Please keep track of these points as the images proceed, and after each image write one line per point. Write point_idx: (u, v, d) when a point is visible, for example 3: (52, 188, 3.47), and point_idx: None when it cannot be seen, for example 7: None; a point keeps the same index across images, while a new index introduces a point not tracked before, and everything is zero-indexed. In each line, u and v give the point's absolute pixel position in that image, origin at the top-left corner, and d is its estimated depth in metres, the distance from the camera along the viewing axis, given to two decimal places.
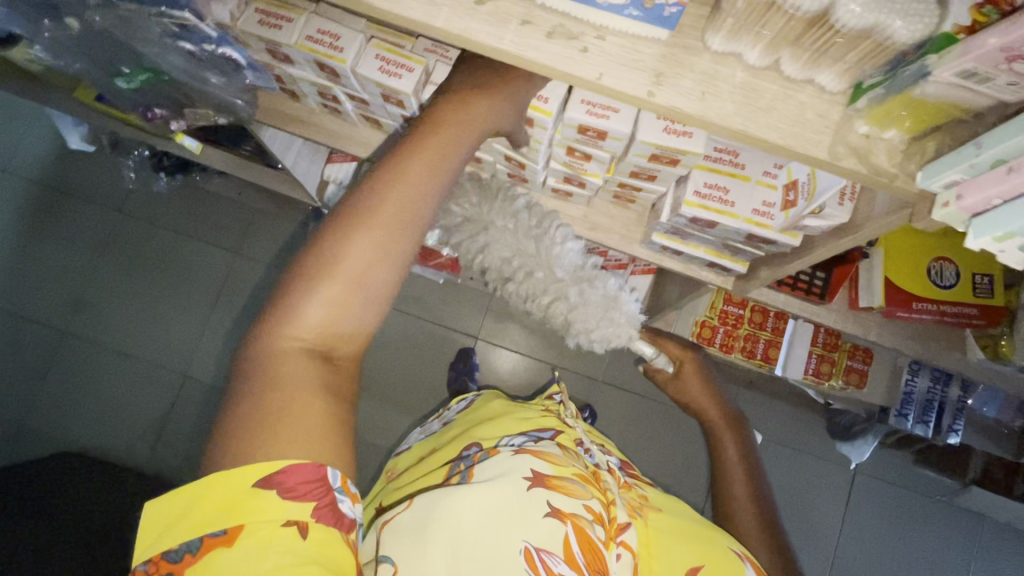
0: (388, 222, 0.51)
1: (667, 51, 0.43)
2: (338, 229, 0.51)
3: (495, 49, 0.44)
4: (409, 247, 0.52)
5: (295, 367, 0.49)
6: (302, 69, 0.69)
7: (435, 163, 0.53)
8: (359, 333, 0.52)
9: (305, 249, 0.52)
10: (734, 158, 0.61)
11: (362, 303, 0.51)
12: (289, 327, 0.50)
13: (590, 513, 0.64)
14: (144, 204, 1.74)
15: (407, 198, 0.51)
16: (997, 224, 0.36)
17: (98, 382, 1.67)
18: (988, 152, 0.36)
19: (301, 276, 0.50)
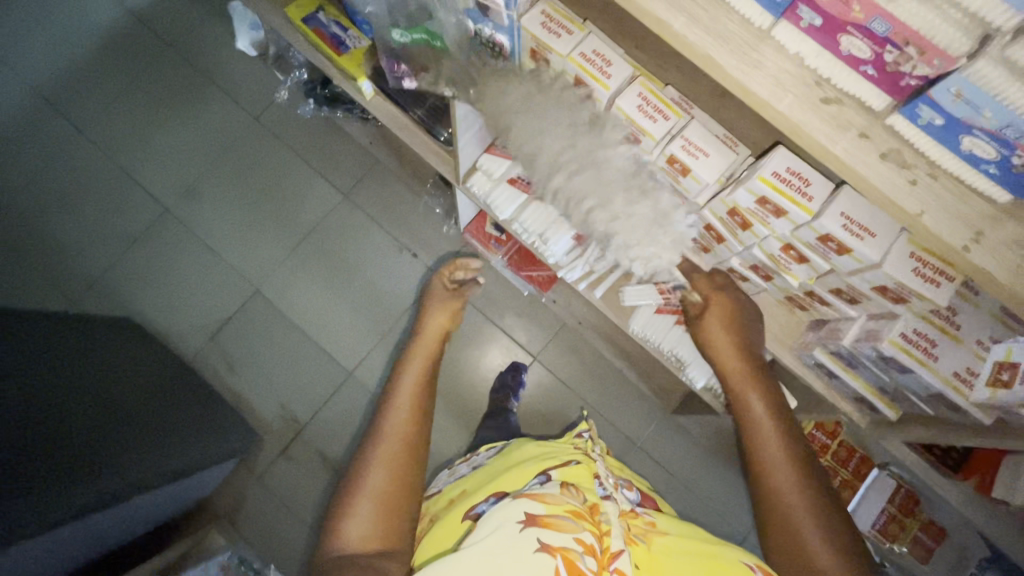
0: (396, 438, 0.75)
1: (995, 213, 0.42)
2: (364, 456, 0.73)
3: (823, 150, 0.44)
4: (414, 443, 0.75)
5: (353, 550, 0.65)
6: (553, 77, 0.71)
7: (419, 381, 0.85)
8: (395, 528, 0.68)
9: (335, 499, 0.71)
10: (952, 316, 0.60)
11: (399, 486, 0.71)
12: (337, 530, 0.67)
13: (582, 545, 0.61)
14: (281, 121, 1.78)
15: (404, 402, 0.80)
16: None
17: (179, 267, 1.72)
18: None
19: (339, 503, 0.69)
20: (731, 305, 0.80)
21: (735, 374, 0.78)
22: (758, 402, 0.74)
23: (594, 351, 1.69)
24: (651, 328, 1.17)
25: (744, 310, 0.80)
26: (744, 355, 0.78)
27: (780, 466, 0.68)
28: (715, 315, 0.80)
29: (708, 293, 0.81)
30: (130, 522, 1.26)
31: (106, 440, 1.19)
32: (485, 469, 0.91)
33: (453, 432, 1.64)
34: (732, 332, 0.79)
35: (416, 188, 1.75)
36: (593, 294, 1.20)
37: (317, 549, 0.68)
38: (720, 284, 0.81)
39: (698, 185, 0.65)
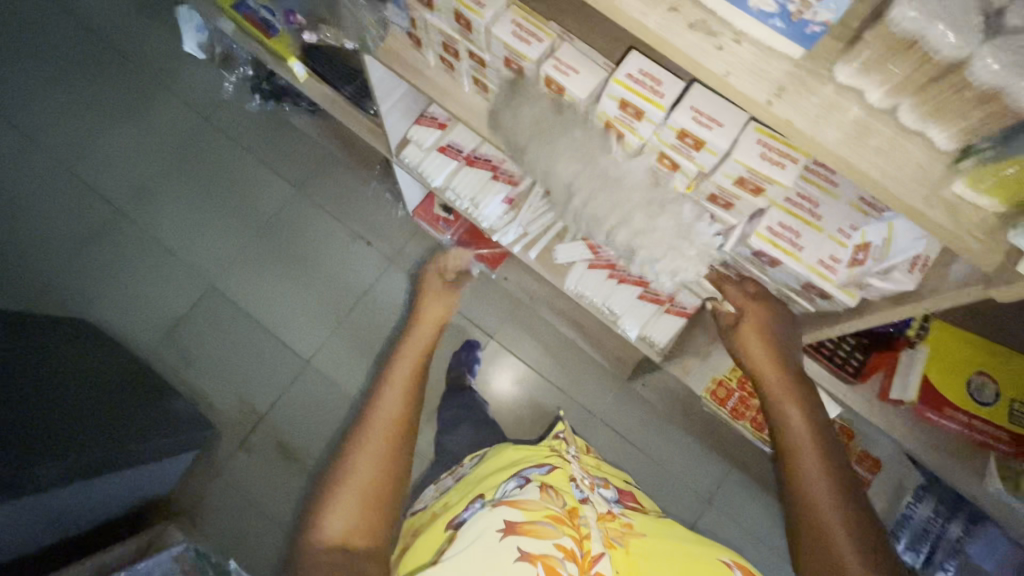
0: (383, 432, 0.73)
1: (795, 70, 0.46)
2: (353, 443, 0.72)
3: (639, 24, 0.47)
4: (402, 443, 0.74)
5: (329, 555, 0.62)
6: (438, 17, 0.74)
7: (410, 377, 0.83)
8: (374, 526, 0.66)
9: (320, 484, 0.70)
10: (814, 209, 0.62)
11: (381, 476, 0.69)
12: (318, 533, 0.65)
13: (563, 551, 0.61)
14: (231, 119, 1.80)
15: (392, 410, 0.76)
16: None
17: (133, 269, 1.72)
18: None
19: (323, 495, 0.68)
20: (766, 314, 0.74)
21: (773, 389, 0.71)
22: (796, 414, 0.68)
23: (548, 325, 1.68)
24: (584, 285, 1.20)
25: (779, 321, 0.74)
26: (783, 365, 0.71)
27: (818, 490, 0.63)
28: (750, 328, 0.74)
29: (743, 305, 0.75)
30: (87, 508, 1.26)
31: (58, 423, 1.20)
32: (460, 484, 0.88)
33: None
34: (768, 344, 0.73)
35: (365, 176, 1.77)
36: (528, 256, 1.23)
37: (295, 549, 0.65)
38: (753, 294, 0.75)
39: (573, 102, 0.69)
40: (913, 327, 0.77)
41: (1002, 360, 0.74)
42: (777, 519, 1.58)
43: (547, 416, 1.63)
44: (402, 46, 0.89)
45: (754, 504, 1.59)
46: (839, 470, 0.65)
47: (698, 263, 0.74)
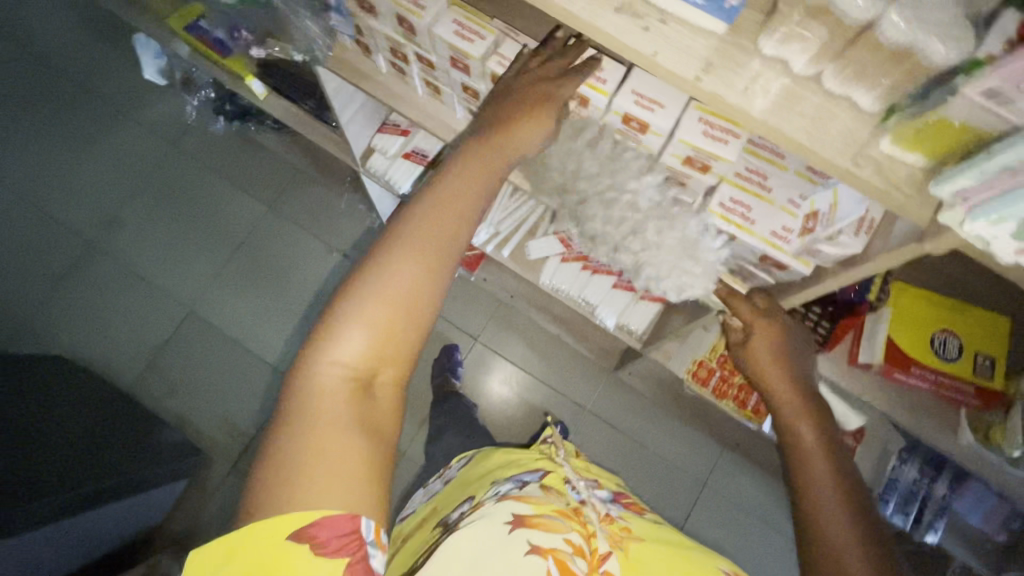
0: (428, 250, 0.55)
1: (721, 45, 0.47)
2: (394, 241, 0.55)
3: (566, 11, 0.48)
4: (450, 269, 0.56)
5: (334, 397, 0.52)
6: (382, 22, 0.74)
7: (484, 172, 0.59)
8: (399, 359, 0.55)
9: (359, 269, 0.55)
10: (763, 181, 0.63)
11: (403, 314, 0.54)
12: (331, 356, 0.53)
13: (572, 546, 0.56)
14: (198, 143, 1.79)
15: (447, 218, 0.56)
16: (993, 208, 0.38)
17: (110, 300, 1.69)
18: (996, 157, 0.37)
19: (347, 296, 0.54)
20: (776, 333, 0.75)
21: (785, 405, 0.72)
22: (809, 431, 0.68)
23: (531, 323, 1.68)
24: (559, 279, 1.21)
25: (790, 342, 0.76)
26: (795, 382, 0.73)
27: (829, 499, 0.62)
28: (760, 345, 0.75)
29: (752, 322, 0.77)
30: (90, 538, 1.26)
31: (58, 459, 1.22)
32: (448, 490, 0.83)
33: (401, 423, 1.61)
34: (780, 364, 0.74)
35: (336, 189, 1.76)
36: (501, 254, 1.22)
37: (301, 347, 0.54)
38: (763, 310, 0.76)
39: None
40: (873, 289, 0.80)
41: (968, 316, 0.75)
42: (773, 495, 1.59)
43: (535, 415, 1.63)
44: (352, 55, 0.89)
45: (750, 482, 1.60)
46: (854, 487, 0.63)
47: (704, 279, 0.76)
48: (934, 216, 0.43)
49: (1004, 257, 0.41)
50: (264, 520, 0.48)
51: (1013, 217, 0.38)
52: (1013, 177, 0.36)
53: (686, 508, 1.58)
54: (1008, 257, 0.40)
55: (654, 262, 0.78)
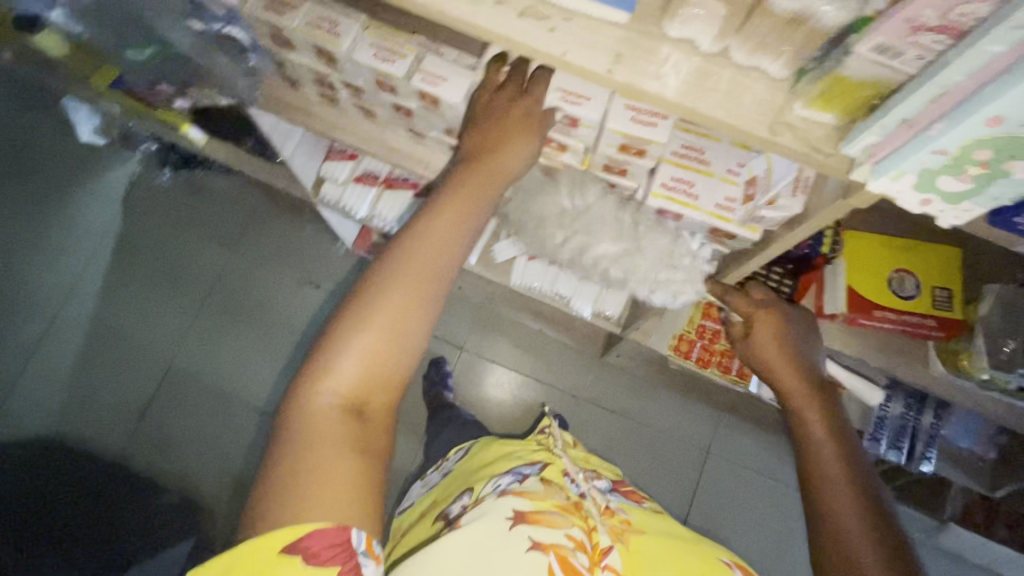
0: (416, 277, 0.55)
1: (628, 35, 0.47)
2: (384, 270, 0.55)
3: (471, 24, 0.48)
4: (438, 293, 0.56)
5: (331, 423, 0.53)
6: (302, 55, 0.73)
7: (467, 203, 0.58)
8: (391, 385, 0.55)
9: (349, 297, 0.55)
10: (701, 155, 0.64)
11: (395, 342, 0.54)
12: (326, 382, 0.53)
13: (574, 541, 0.56)
14: (145, 198, 1.72)
15: (436, 243, 0.56)
16: (893, 164, 0.40)
17: (81, 372, 1.59)
18: (893, 112, 0.38)
19: (338, 327, 0.54)
20: (774, 326, 0.76)
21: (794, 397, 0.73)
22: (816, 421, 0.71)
23: (512, 323, 1.68)
24: (529, 277, 1.21)
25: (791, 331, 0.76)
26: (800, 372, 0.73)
27: (838, 491, 0.66)
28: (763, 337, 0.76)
29: (753, 313, 0.78)
30: None
31: None
32: (447, 481, 0.80)
33: (401, 444, 1.60)
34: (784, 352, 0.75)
35: (297, 222, 1.70)
36: (469, 262, 1.20)
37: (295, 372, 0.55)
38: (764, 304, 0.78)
39: (451, 107, 0.69)
40: (826, 243, 0.78)
41: (913, 255, 0.78)
42: (774, 450, 1.62)
43: (531, 413, 1.63)
44: (279, 89, 0.87)
45: (750, 442, 1.62)
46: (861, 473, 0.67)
47: (692, 283, 0.82)
48: (848, 173, 0.44)
49: (908, 205, 0.43)
50: (250, 540, 0.48)
51: (910, 171, 0.40)
52: (909, 129, 0.38)
53: (693, 477, 1.60)
54: (912, 207, 0.43)
55: (638, 274, 0.87)
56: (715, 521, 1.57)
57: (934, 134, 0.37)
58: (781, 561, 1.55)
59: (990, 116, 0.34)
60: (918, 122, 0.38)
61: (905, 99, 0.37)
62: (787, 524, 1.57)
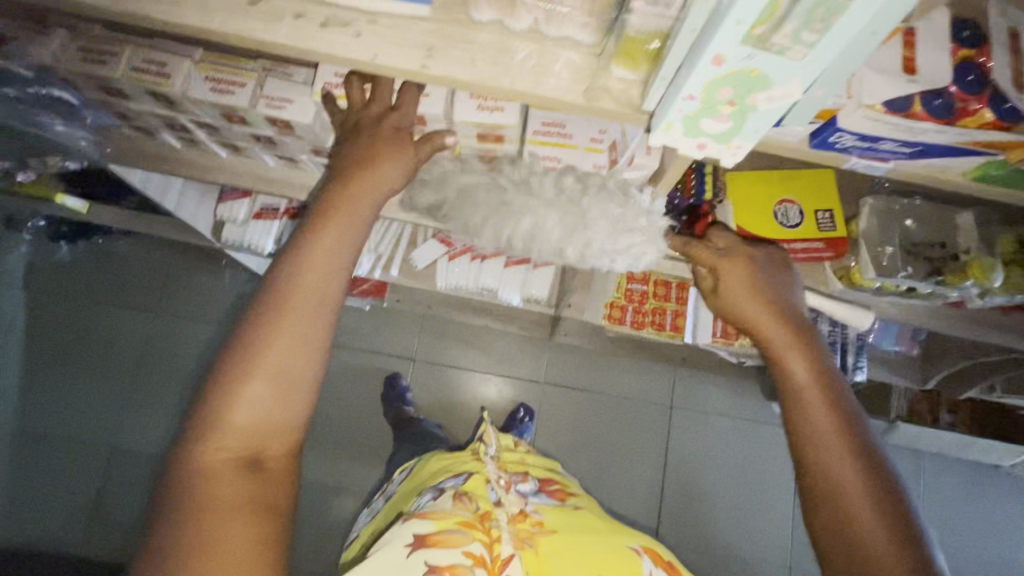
0: (302, 311, 0.51)
1: (436, 27, 0.46)
2: (265, 307, 0.51)
3: (275, 44, 0.46)
4: (328, 327, 0.53)
5: (226, 481, 0.49)
6: (139, 102, 0.69)
7: (347, 225, 0.54)
8: (291, 430, 0.52)
9: (232, 338, 0.51)
10: (562, 129, 0.64)
11: (286, 385, 0.51)
12: (216, 438, 0.49)
13: (472, 558, 0.58)
14: (46, 277, 1.61)
15: (315, 278, 0.52)
16: (660, 117, 0.41)
17: (15, 476, 1.48)
18: (661, 64, 0.38)
19: (222, 373, 0.50)
20: (747, 274, 0.72)
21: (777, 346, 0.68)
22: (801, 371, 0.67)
23: (459, 324, 1.67)
24: (454, 278, 1.19)
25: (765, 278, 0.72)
26: (780, 322, 0.69)
27: (828, 441, 0.63)
28: (738, 290, 0.71)
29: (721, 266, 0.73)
30: None
31: None
32: (389, 504, 0.81)
33: (371, 470, 1.56)
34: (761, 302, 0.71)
35: (214, 269, 1.61)
36: (390, 275, 1.20)
37: (184, 426, 0.51)
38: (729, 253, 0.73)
39: (306, 129, 0.67)
40: (710, 186, 0.79)
41: (790, 184, 0.81)
42: (734, 390, 1.67)
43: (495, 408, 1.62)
44: (135, 140, 0.82)
45: (708, 388, 1.67)
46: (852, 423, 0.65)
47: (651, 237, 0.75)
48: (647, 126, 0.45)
49: (695, 153, 0.45)
50: None
51: (676, 121, 0.41)
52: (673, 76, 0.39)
53: (662, 433, 1.64)
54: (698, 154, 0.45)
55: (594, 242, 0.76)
56: (690, 470, 1.61)
57: (681, 82, 0.37)
58: (757, 493, 1.61)
59: (716, 55, 0.34)
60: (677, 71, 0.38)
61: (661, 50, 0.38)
62: (757, 458, 1.63)
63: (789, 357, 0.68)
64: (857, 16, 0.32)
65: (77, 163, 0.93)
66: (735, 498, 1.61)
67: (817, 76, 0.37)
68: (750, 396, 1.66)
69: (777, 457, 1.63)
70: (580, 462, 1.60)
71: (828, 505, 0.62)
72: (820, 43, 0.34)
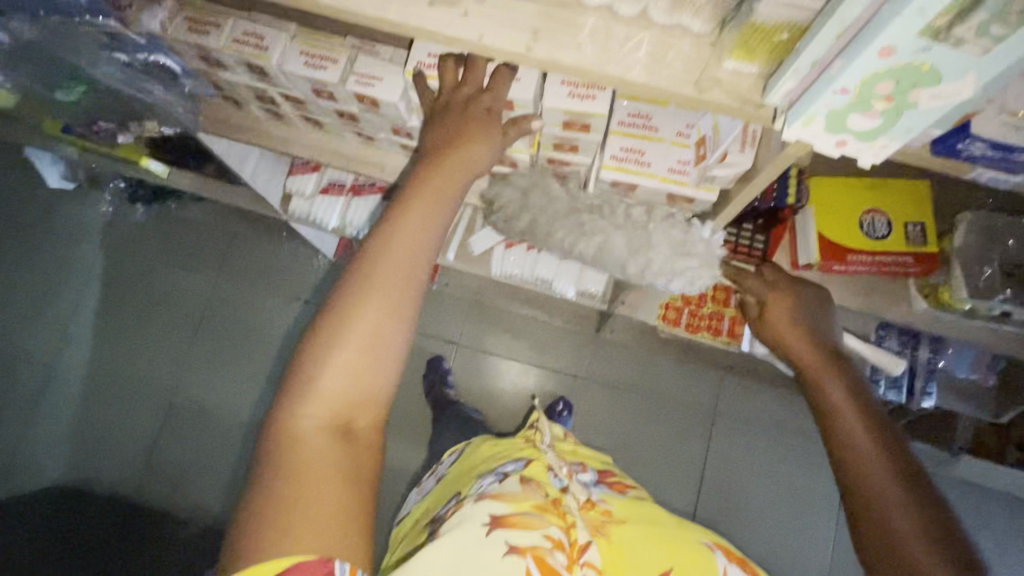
0: (390, 286, 0.52)
1: (544, 9, 0.45)
2: (355, 279, 0.52)
3: (382, 20, 0.46)
4: (414, 301, 0.54)
5: (317, 446, 0.51)
6: (235, 73, 0.71)
7: (435, 204, 0.55)
8: (378, 400, 0.54)
9: (324, 308, 0.53)
10: (648, 122, 0.63)
11: (378, 355, 0.52)
12: (307, 403, 0.51)
13: (552, 541, 0.57)
14: (122, 237, 1.70)
15: (406, 254, 0.53)
16: (801, 110, 0.40)
17: (86, 421, 1.58)
18: (805, 56, 0.37)
19: (314, 343, 0.52)
20: (787, 298, 0.74)
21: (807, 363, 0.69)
22: (835, 385, 0.66)
23: (505, 312, 1.68)
24: (509, 266, 1.19)
25: (803, 303, 0.74)
26: (816, 342, 0.70)
27: (864, 450, 0.60)
28: (772, 309, 0.74)
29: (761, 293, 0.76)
30: None
31: None
32: (442, 484, 0.82)
33: (410, 448, 1.59)
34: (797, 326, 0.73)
35: (274, 241, 1.67)
36: (447, 259, 1.19)
37: (276, 393, 0.53)
38: (771, 281, 0.77)
39: (391, 107, 0.68)
40: (792, 190, 0.76)
41: (882, 193, 0.76)
42: (782, 404, 1.61)
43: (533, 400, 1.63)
44: (224, 110, 0.86)
45: (755, 400, 1.62)
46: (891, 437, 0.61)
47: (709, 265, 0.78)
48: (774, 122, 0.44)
49: (830, 149, 0.43)
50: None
51: (818, 115, 0.39)
52: (820, 68, 0.37)
53: (703, 441, 1.60)
54: (833, 151, 0.43)
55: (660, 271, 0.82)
56: (729, 481, 1.57)
57: (835, 72, 0.35)
58: (798, 512, 1.56)
59: (883, 46, 0.32)
60: (825, 62, 0.36)
61: (809, 40, 0.36)
62: (801, 476, 1.57)
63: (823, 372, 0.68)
64: None
65: (170, 129, 0.98)
66: (775, 515, 1.56)
67: (990, 74, 0.34)
68: (799, 411, 1.61)
69: (823, 478, 1.57)
70: (616, 461, 1.59)
71: (867, 519, 0.57)
72: (1008, 39, 0.31)
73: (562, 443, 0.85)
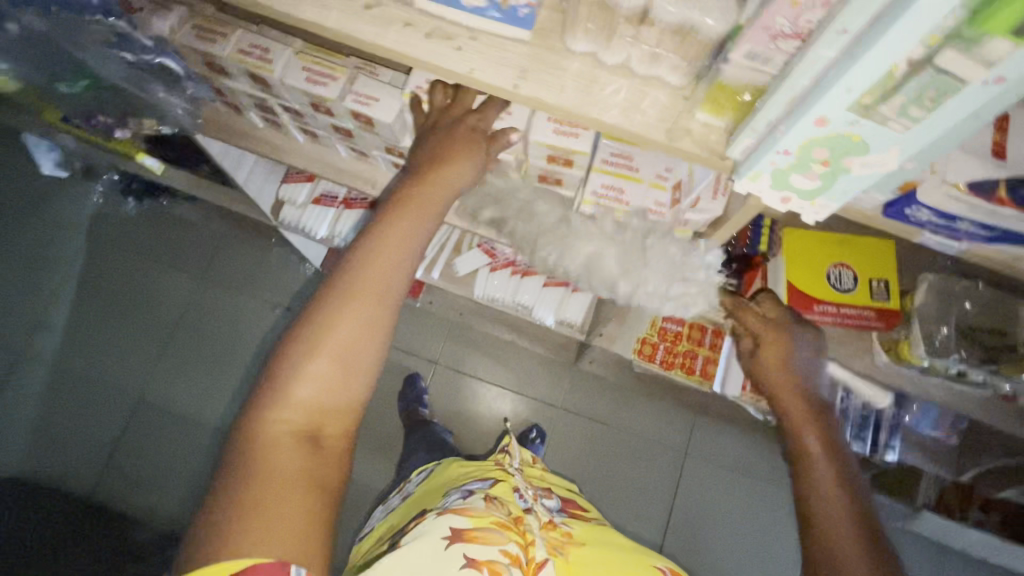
0: (365, 297, 0.53)
1: (533, 51, 0.48)
2: (332, 289, 0.54)
3: (379, 46, 0.49)
4: (390, 312, 0.55)
5: (285, 451, 0.51)
6: (238, 81, 0.74)
7: (417, 220, 0.57)
8: (348, 409, 0.54)
9: (301, 316, 0.54)
10: (630, 162, 0.65)
11: (351, 364, 0.53)
12: (279, 409, 0.52)
13: (509, 557, 0.57)
14: (110, 229, 1.69)
15: (384, 266, 0.54)
16: (750, 165, 0.43)
17: (50, 412, 1.55)
18: (760, 117, 0.40)
19: (287, 349, 0.53)
20: (784, 347, 0.76)
21: (793, 411, 0.75)
22: (815, 439, 0.72)
23: (486, 335, 1.68)
24: (492, 289, 1.21)
25: (799, 353, 0.76)
26: (804, 396, 0.75)
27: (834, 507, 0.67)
28: (770, 354, 0.76)
29: (760, 334, 0.78)
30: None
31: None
32: (405, 503, 0.82)
33: (379, 465, 1.57)
34: (788, 374, 0.76)
35: (263, 245, 1.67)
36: (431, 277, 1.22)
37: (247, 397, 0.54)
38: (773, 319, 0.77)
39: (386, 127, 0.70)
40: (764, 241, 0.85)
41: (853, 248, 0.79)
42: (752, 449, 1.62)
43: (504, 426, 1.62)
44: (224, 115, 0.88)
45: (727, 442, 1.63)
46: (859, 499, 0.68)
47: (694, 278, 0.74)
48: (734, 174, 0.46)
49: (780, 205, 0.46)
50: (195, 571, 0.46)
51: (764, 172, 0.42)
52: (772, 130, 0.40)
53: (672, 480, 1.60)
54: (782, 206, 0.46)
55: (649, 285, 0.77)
56: (696, 523, 1.57)
57: (780, 134, 0.39)
58: (762, 559, 1.55)
59: (818, 117, 0.36)
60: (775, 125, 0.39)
61: (763, 104, 0.39)
62: (767, 523, 1.57)
63: (802, 424, 0.74)
64: (964, 105, 0.33)
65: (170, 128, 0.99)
66: (739, 560, 1.55)
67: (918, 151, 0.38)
68: (769, 457, 1.61)
69: (789, 526, 1.57)
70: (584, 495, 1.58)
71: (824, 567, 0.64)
72: (928, 120, 0.35)
73: (527, 463, 0.86)
